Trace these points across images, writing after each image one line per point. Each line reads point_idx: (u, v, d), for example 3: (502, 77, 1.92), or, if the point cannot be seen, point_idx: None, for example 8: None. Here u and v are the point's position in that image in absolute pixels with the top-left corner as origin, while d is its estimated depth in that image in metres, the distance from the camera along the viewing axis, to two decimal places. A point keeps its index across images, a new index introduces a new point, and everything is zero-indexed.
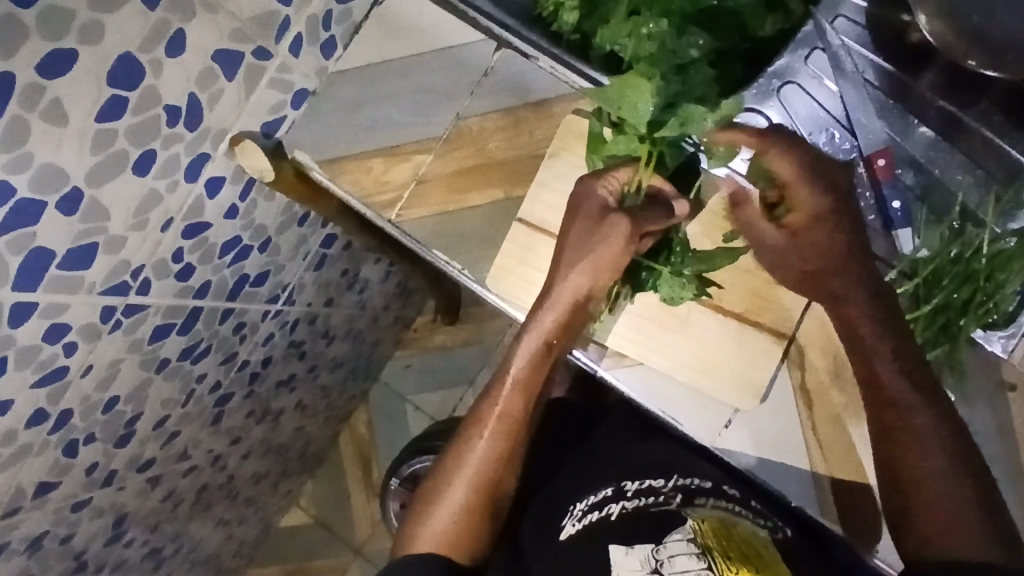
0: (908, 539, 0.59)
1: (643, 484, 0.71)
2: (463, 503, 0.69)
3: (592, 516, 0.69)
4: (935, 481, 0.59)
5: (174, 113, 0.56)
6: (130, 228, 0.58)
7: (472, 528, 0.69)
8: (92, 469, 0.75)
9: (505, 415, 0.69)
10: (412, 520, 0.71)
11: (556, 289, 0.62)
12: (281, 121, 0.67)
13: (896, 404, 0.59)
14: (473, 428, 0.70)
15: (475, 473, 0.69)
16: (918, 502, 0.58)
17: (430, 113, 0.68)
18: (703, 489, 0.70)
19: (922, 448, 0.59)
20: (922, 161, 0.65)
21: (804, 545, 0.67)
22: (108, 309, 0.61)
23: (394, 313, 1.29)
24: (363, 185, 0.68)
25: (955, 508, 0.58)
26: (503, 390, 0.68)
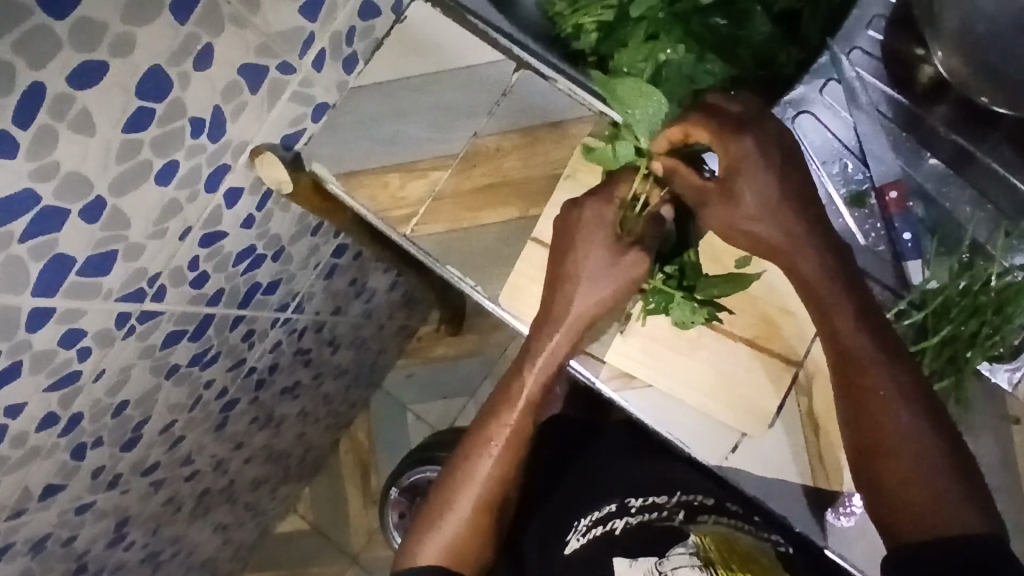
0: (889, 522, 0.57)
1: (647, 500, 0.72)
2: (470, 518, 0.69)
3: (597, 531, 0.70)
4: (915, 458, 0.56)
5: (198, 125, 0.56)
6: (149, 236, 0.59)
7: (478, 541, 0.70)
8: (97, 472, 0.75)
9: (514, 436, 0.69)
10: (414, 531, 0.71)
11: (571, 314, 0.62)
12: (299, 134, 0.69)
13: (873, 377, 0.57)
14: (481, 446, 0.69)
15: (483, 491, 0.69)
16: (897, 482, 0.56)
17: (446, 131, 0.68)
18: (706, 506, 0.70)
19: (902, 426, 0.56)
20: (933, 194, 0.66)
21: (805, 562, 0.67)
22: (123, 314, 0.62)
23: (398, 322, 1.29)
24: (379, 200, 0.69)
25: (940, 478, 0.55)
26: (512, 412, 0.68)
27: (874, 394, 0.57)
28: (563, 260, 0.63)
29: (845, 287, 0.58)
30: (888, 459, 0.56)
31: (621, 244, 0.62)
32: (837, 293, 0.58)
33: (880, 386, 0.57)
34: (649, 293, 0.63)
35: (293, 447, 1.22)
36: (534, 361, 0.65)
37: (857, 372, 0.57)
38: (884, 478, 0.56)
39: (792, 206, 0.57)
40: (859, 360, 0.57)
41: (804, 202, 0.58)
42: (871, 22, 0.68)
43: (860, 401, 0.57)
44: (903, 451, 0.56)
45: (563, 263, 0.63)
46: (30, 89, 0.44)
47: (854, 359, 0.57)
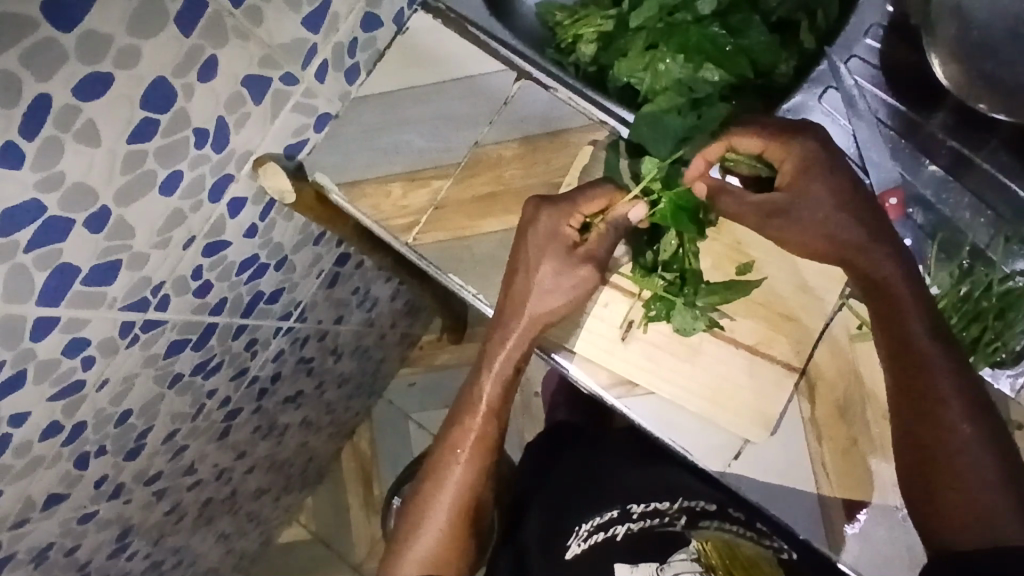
0: (933, 516, 0.58)
1: (648, 506, 0.71)
2: (446, 527, 0.69)
3: (598, 537, 0.69)
4: (978, 474, 0.57)
5: (202, 135, 0.57)
6: (153, 246, 0.59)
7: (456, 550, 0.70)
8: (100, 481, 0.75)
9: (480, 439, 0.69)
10: (397, 541, 0.71)
11: (524, 315, 0.64)
12: (303, 143, 0.69)
13: (926, 378, 0.58)
14: (450, 450, 0.70)
15: (455, 499, 0.69)
16: (949, 490, 0.57)
17: (448, 140, 0.69)
18: (708, 511, 0.70)
19: (959, 433, 0.58)
20: (933, 200, 0.66)
21: (809, 566, 0.66)
22: (127, 323, 0.62)
23: (401, 330, 1.30)
24: (381, 209, 0.69)
25: (989, 483, 0.57)
26: (475, 417, 0.69)
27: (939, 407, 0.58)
28: (522, 271, 0.64)
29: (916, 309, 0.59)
30: (942, 471, 0.58)
31: (578, 256, 0.63)
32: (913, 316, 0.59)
33: (931, 367, 0.58)
34: (650, 300, 0.62)
35: (296, 456, 1.22)
36: (490, 365, 0.67)
37: (926, 390, 0.58)
38: (936, 494, 0.57)
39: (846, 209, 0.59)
40: (913, 353, 0.59)
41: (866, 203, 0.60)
42: (869, 30, 0.68)
43: (918, 408, 0.59)
44: (953, 445, 0.58)
45: (517, 271, 0.64)
46: (35, 99, 0.45)
47: (916, 364, 0.59)
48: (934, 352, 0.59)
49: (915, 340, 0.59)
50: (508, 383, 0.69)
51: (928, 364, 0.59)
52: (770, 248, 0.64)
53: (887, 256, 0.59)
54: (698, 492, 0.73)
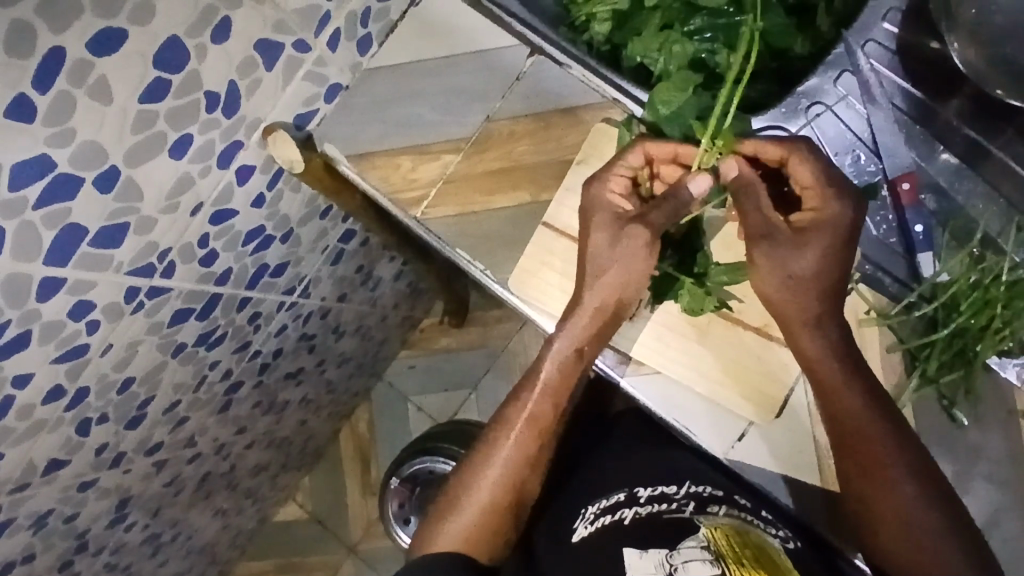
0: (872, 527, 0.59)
1: (656, 490, 0.71)
2: (487, 503, 0.66)
3: (606, 519, 0.69)
4: (911, 502, 0.58)
5: (213, 99, 0.56)
6: (161, 211, 0.59)
7: (498, 526, 0.67)
8: (101, 449, 0.75)
9: (533, 421, 0.66)
10: (432, 520, 0.68)
11: (602, 284, 0.60)
12: (314, 113, 0.68)
13: (827, 379, 0.59)
14: (499, 430, 0.67)
15: (499, 482, 0.66)
16: (881, 521, 0.58)
17: (459, 114, 0.68)
18: (715, 497, 0.68)
19: (878, 435, 0.59)
20: (946, 187, 0.65)
21: (811, 559, 0.63)
22: (132, 288, 0.62)
23: (403, 312, 1.30)
24: (391, 182, 0.68)
25: (933, 542, 0.57)
26: (528, 396, 0.66)
27: (868, 425, 0.59)
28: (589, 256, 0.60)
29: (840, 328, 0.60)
30: (878, 483, 0.58)
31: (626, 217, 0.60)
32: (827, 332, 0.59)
33: (852, 377, 0.59)
34: (658, 278, 0.62)
35: (294, 434, 1.22)
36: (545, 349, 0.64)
37: (841, 412, 0.59)
38: (877, 533, 0.59)
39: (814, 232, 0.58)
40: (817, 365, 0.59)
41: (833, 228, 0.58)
42: (887, 14, 0.67)
43: (840, 421, 0.59)
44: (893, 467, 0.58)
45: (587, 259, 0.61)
46: (50, 52, 0.44)
47: (836, 378, 0.59)
48: (841, 361, 0.59)
49: (817, 343, 0.59)
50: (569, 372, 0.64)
51: (840, 367, 0.59)
52: None
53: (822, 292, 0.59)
54: (706, 477, 0.71)
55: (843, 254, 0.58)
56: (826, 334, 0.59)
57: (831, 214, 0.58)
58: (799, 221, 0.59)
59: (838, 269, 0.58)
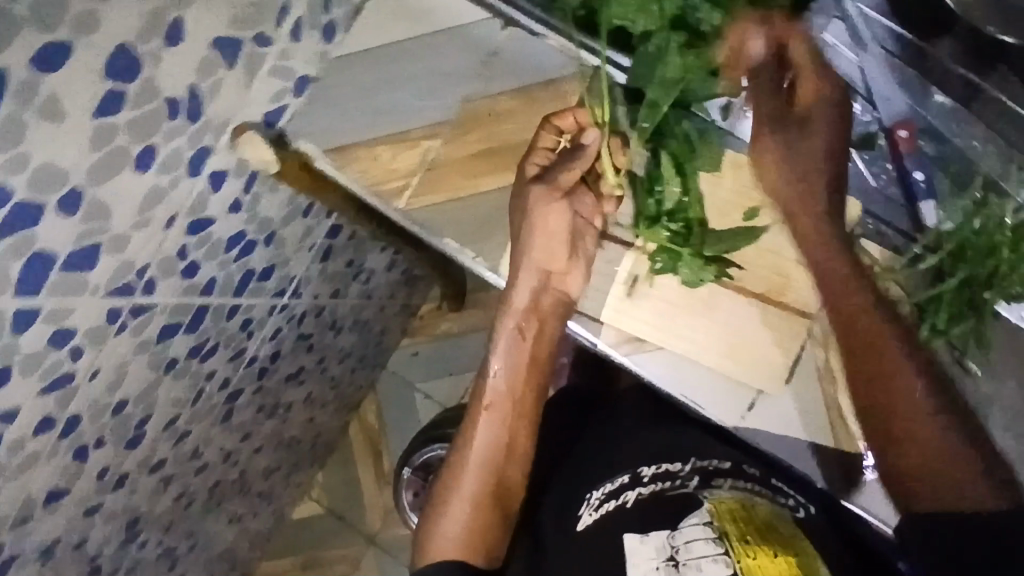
0: (892, 444, 0.58)
1: (659, 468, 0.70)
2: (474, 496, 0.67)
3: (610, 505, 0.68)
4: (914, 410, 0.58)
5: (174, 106, 0.54)
6: (133, 227, 0.57)
7: (490, 520, 0.68)
8: (103, 471, 0.74)
9: (499, 402, 0.68)
10: (422, 524, 0.68)
11: (534, 261, 0.63)
12: (281, 110, 0.64)
13: (849, 283, 0.59)
14: (470, 417, 0.69)
15: (479, 469, 0.68)
16: (912, 436, 0.58)
17: (436, 97, 0.65)
18: (722, 470, 0.68)
19: (879, 327, 0.59)
20: (945, 130, 0.63)
21: (824, 525, 0.65)
22: (113, 310, 0.60)
23: (400, 301, 1.28)
24: (370, 174, 0.66)
25: (954, 449, 0.58)
26: (487, 377, 0.68)
27: (880, 331, 0.59)
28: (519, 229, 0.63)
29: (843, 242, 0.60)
30: (900, 403, 0.58)
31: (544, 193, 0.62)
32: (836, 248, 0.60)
33: (857, 278, 0.59)
34: (657, 252, 0.60)
35: (302, 433, 1.22)
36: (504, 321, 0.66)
37: (855, 310, 0.59)
38: (893, 435, 0.58)
39: (836, 156, 0.61)
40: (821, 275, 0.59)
41: (804, 123, 0.61)
42: None
43: (847, 322, 0.59)
44: (902, 369, 0.58)
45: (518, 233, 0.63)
46: None
47: (848, 277, 0.59)
48: (829, 255, 0.59)
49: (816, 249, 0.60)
50: (534, 351, 0.67)
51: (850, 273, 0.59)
52: (783, 193, 0.60)
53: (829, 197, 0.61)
54: (715, 450, 0.71)
55: (837, 151, 0.61)
56: (836, 245, 0.60)
57: (827, 86, 0.61)
58: (799, 99, 0.61)
59: (836, 165, 0.61)
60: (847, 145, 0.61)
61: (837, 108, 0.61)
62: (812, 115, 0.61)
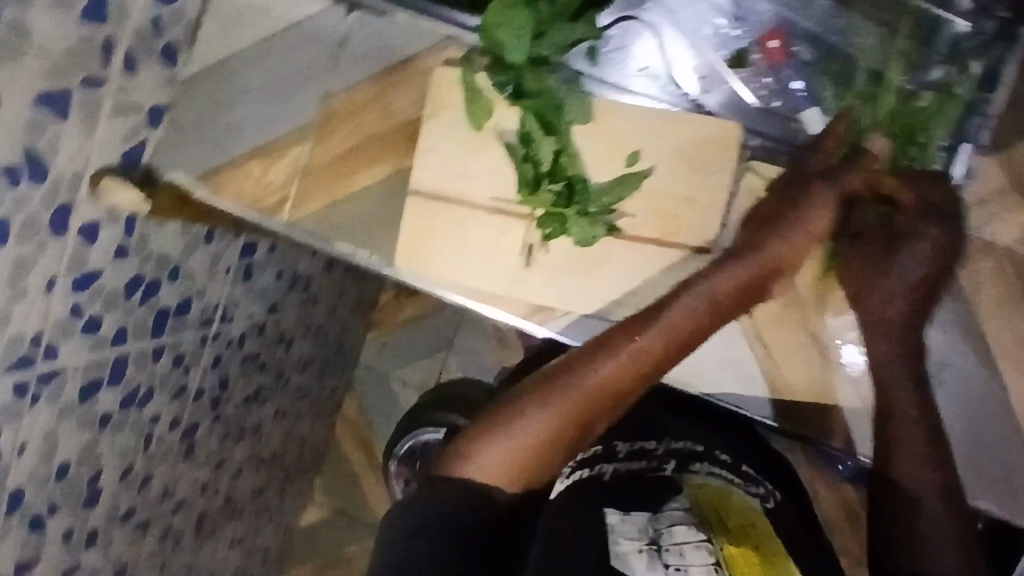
0: (893, 449, 0.61)
1: (634, 446, 0.68)
2: (540, 440, 0.57)
3: (584, 472, 0.64)
4: (909, 449, 0.60)
5: (14, 173, 0.51)
6: (10, 300, 0.55)
7: (542, 461, 0.58)
8: (67, 536, 0.74)
9: (662, 358, 0.59)
10: (466, 432, 0.58)
11: (637, 345, 0.58)
12: (141, 146, 0.62)
13: (866, 287, 0.61)
14: (599, 349, 0.59)
15: (552, 421, 0.58)
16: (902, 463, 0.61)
17: (294, 101, 0.63)
18: (697, 454, 0.69)
19: (899, 374, 0.60)
20: (820, 32, 0.62)
21: (790, 509, 0.68)
22: (18, 384, 0.59)
23: (352, 297, 1.27)
24: (246, 193, 0.64)
25: (932, 500, 0.60)
26: (643, 329, 0.58)
27: (905, 379, 0.60)
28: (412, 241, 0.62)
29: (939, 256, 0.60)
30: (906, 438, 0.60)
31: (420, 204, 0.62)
32: (905, 267, 0.61)
33: (891, 294, 0.61)
34: (544, 219, 0.59)
35: (284, 446, 1.22)
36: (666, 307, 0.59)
37: (876, 314, 0.61)
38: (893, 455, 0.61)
39: (917, 230, 0.60)
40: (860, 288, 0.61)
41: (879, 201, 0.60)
42: None
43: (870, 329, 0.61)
44: (911, 404, 0.60)
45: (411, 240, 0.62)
46: None
47: (883, 297, 0.61)
48: (898, 279, 0.61)
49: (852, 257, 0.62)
50: (671, 334, 0.58)
51: (894, 292, 0.61)
52: (656, 131, 0.59)
53: (914, 259, 0.61)
54: (687, 432, 0.72)
55: (932, 277, 0.60)
56: (896, 273, 0.61)
57: (931, 236, 0.60)
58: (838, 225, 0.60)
59: (892, 283, 0.61)
60: (954, 244, 0.60)
61: (939, 244, 0.60)
62: (894, 186, 0.59)
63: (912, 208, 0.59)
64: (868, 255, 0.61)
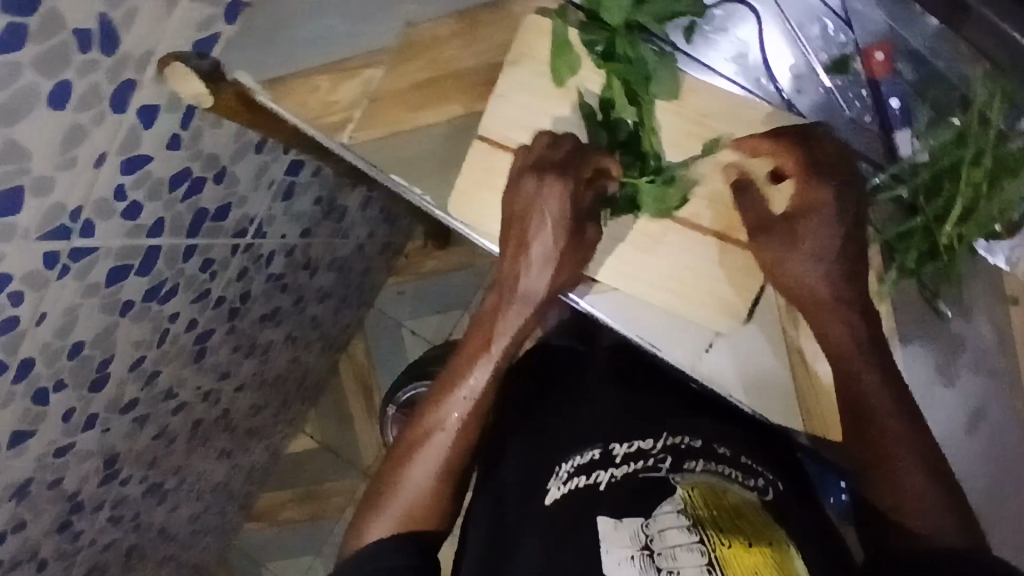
0: (864, 428, 0.58)
1: (631, 446, 0.65)
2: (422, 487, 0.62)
3: (580, 482, 0.63)
4: (885, 433, 0.57)
5: (85, 38, 0.50)
6: (58, 168, 0.54)
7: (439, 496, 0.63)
8: (68, 414, 0.74)
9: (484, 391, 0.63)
10: (381, 485, 0.63)
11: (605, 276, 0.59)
12: (213, 38, 0.60)
13: (813, 277, 0.57)
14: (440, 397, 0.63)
15: (429, 472, 0.62)
16: (882, 456, 0.57)
17: (375, 22, 0.61)
18: (693, 449, 0.64)
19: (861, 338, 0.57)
20: (928, 53, 0.57)
21: (792, 500, 0.63)
22: (50, 254, 0.58)
23: (381, 239, 1.26)
24: (308, 107, 0.62)
25: (914, 482, 0.57)
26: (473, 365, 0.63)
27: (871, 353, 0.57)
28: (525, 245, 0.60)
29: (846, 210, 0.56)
30: (880, 429, 0.57)
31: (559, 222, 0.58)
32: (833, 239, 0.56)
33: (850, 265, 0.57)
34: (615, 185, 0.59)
35: (288, 371, 1.22)
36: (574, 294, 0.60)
37: (841, 284, 0.57)
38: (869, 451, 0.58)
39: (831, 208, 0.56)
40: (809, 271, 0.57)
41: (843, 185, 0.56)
42: None
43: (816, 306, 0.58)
44: (882, 391, 0.57)
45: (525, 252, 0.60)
46: None
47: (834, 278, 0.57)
48: (834, 247, 0.57)
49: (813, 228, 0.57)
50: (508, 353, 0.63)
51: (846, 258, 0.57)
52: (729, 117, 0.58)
53: (827, 230, 0.56)
54: (687, 423, 0.67)
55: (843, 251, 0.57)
56: (830, 245, 0.57)
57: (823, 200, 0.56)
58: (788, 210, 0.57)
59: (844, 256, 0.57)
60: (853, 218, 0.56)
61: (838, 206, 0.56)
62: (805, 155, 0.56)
63: (818, 188, 0.56)
64: (818, 229, 0.57)
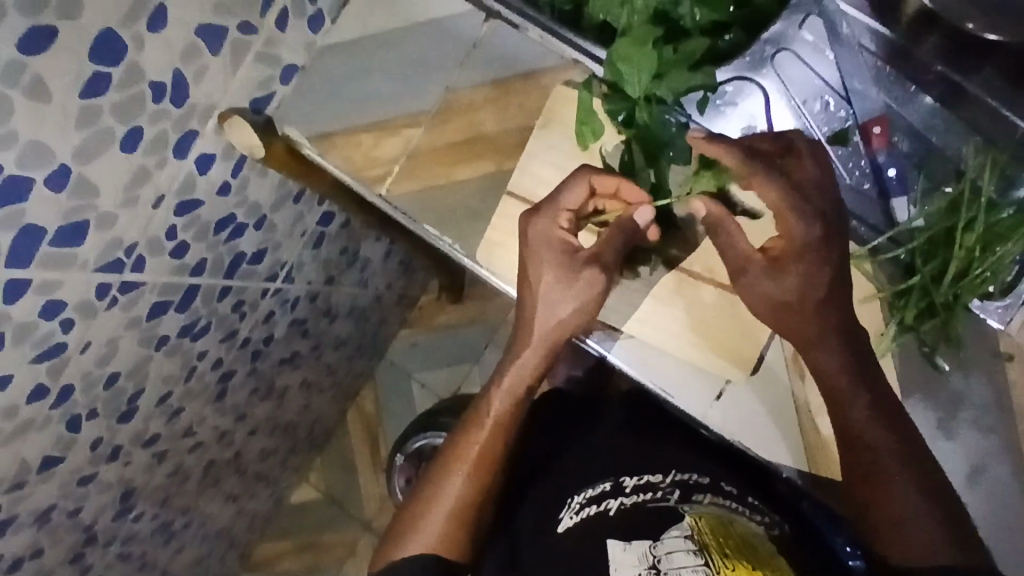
0: (869, 473, 0.59)
1: (641, 480, 0.69)
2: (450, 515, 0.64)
3: (590, 510, 0.66)
4: (880, 471, 0.59)
5: (159, 89, 0.56)
6: (121, 205, 0.59)
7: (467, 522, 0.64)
8: (96, 444, 0.76)
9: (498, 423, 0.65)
10: (411, 512, 0.66)
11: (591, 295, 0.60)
12: (270, 97, 0.68)
13: (800, 314, 0.58)
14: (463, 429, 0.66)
15: (453, 501, 0.64)
16: (882, 499, 0.59)
17: (418, 86, 0.67)
18: (700, 484, 0.68)
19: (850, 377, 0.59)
20: (921, 129, 0.65)
21: (798, 541, 0.66)
22: (102, 285, 0.62)
23: (398, 291, 1.30)
24: (354, 160, 0.68)
25: (915, 517, 0.59)
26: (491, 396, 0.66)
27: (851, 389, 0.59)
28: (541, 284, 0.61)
29: (819, 227, 0.57)
30: (882, 475, 0.59)
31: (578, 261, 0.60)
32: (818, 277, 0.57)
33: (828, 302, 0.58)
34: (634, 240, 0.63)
35: (300, 417, 1.24)
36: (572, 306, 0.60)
37: (830, 330, 0.58)
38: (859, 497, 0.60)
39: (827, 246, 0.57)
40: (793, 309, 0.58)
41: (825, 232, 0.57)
42: None
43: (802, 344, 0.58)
44: (875, 428, 0.59)
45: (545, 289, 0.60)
46: None
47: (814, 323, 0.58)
48: (821, 283, 0.57)
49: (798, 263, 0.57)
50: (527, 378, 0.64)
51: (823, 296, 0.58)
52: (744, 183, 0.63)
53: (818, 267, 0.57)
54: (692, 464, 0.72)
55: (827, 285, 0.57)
56: (817, 285, 0.57)
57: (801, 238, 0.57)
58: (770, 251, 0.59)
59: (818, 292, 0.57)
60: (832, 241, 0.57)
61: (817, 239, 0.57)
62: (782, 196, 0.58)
63: (806, 239, 0.57)
64: (808, 265, 0.57)
